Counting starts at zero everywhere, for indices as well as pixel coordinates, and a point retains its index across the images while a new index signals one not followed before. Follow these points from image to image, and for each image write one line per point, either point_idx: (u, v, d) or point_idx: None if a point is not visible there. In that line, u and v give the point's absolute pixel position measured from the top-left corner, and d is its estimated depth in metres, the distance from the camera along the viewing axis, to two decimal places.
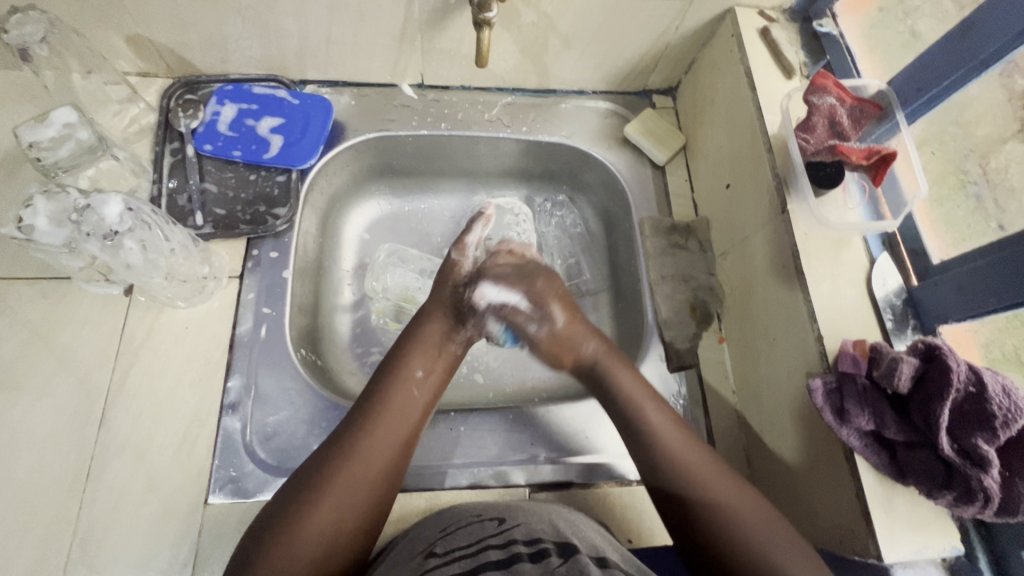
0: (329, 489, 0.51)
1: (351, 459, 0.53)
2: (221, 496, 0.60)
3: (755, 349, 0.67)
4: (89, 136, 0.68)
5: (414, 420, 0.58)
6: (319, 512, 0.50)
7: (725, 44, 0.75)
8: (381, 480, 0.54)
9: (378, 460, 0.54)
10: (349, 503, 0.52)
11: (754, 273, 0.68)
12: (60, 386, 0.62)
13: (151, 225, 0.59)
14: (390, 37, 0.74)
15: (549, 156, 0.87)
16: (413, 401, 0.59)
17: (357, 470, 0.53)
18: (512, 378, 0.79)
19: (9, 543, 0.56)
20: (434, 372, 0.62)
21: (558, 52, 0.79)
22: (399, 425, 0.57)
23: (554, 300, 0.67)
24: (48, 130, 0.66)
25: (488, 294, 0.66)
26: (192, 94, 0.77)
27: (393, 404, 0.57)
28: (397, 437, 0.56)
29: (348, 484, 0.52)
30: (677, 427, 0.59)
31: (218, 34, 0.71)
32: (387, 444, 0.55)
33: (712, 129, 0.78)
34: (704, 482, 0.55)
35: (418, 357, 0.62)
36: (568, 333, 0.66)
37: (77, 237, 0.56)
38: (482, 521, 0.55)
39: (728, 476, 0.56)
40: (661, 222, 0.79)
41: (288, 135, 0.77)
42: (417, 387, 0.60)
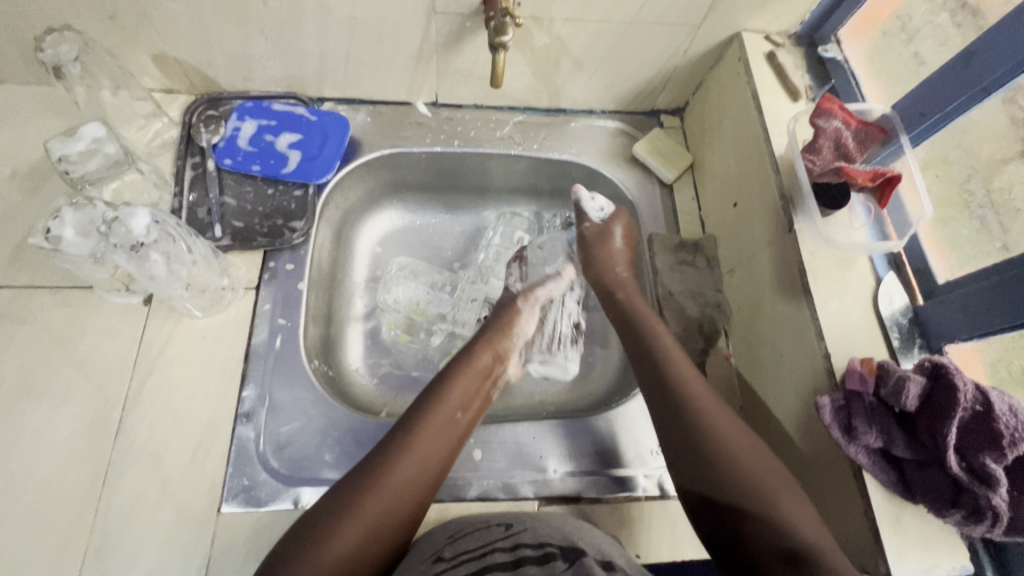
0: (358, 515, 0.52)
1: (386, 488, 0.54)
2: (234, 504, 0.60)
3: (763, 365, 0.68)
4: (116, 150, 0.71)
5: (448, 456, 0.59)
6: (349, 533, 0.51)
7: (733, 67, 0.77)
8: (412, 511, 0.55)
9: (412, 491, 0.55)
10: (375, 532, 0.52)
11: (762, 291, 0.69)
12: (78, 394, 0.63)
13: (175, 238, 0.60)
14: (407, 57, 0.77)
15: (559, 172, 0.89)
16: (452, 438, 0.61)
17: (392, 495, 0.54)
18: (521, 391, 0.81)
19: (24, 548, 0.56)
20: (470, 411, 0.64)
21: (570, 73, 0.81)
22: (434, 455, 0.58)
23: (619, 224, 0.79)
24: (77, 144, 0.70)
25: (581, 193, 0.80)
26: (213, 110, 0.80)
27: (431, 436, 0.59)
28: (432, 473, 0.57)
29: (379, 512, 0.53)
30: (709, 396, 0.62)
31: (242, 54, 0.74)
32: (421, 476, 0.56)
33: (722, 149, 0.79)
34: (749, 474, 0.54)
35: (456, 395, 0.63)
36: (616, 251, 0.78)
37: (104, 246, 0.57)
38: (490, 528, 0.56)
39: (764, 458, 0.56)
40: (669, 239, 0.81)
41: (306, 151, 0.78)
42: (456, 423, 0.62)
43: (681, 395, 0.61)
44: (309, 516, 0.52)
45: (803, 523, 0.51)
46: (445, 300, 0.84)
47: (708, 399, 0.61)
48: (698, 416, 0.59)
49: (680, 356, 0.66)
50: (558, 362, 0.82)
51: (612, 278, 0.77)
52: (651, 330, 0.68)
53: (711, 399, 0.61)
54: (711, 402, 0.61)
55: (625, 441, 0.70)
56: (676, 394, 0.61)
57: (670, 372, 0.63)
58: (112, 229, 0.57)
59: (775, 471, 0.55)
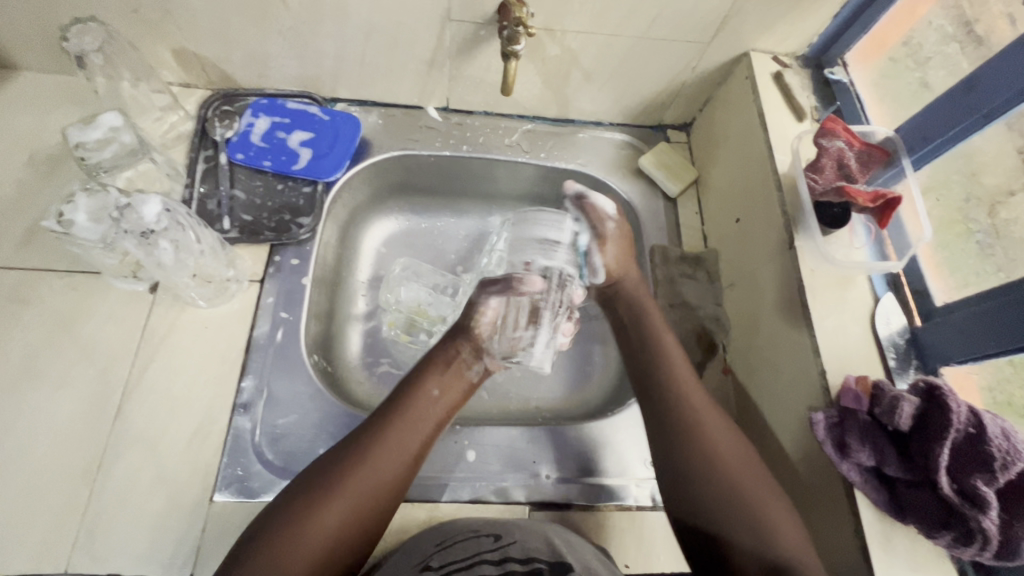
0: (336, 496, 0.52)
1: (364, 467, 0.54)
2: (226, 494, 0.61)
3: (759, 381, 0.68)
4: (132, 139, 0.73)
5: (425, 436, 0.59)
6: (328, 515, 0.51)
7: (740, 85, 0.78)
8: (389, 491, 0.55)
9: (389, 471, 0.55)
10: (355, 512, 0.52)
11: (761, 306, 0.70)
12: (79, 377, 0.64)
13: (184, 227, 0.62)
14: (420, 62, 0.78)
15: (565, 181, 0.90)
16: (425, 418, 0.60)
17: (368, 476, 0.54)
18: (517, 397, 0.81)
19: (15, 528, 0.57)
20: (450, 393, 0.63)
21: (579, 85, 0.83)
22: (411, 436, 0.58)
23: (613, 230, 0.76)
24: (95, 132, 0.72)
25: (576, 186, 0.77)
26: (229, 106, 0.81)
27: (405, 418, 0.59)
28: (408, 450, 0.57)
29: (356, 493, 0.52)
30: (696, 390, 0.63)
31: (260, 52, 0.75)
32: (398, 457, 0.56)
33: (728, 165, 0.80)
34: (729, 476, 0.55)
35: (433, 375, 0.63)
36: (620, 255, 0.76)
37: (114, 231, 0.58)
38: (479, 537, 0.56)
39: (751, 466, 0.56)
40: (671, 252, 0.82)
41: (316, 149, 0.79)
42: (432, 404, 0.61)
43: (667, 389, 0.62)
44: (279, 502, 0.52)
45: (783, 516, 0.53)
46: (446, 303, 0.84)
47: (688, 378, 0.64)
48: (680, 413, 0.60)
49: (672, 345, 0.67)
50: (553, 370, 0.83)
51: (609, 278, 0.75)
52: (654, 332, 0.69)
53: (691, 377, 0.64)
54: (701, 401, 0.61)
55: (619, 450, 0.70)
56: (676, 394, 0.62)
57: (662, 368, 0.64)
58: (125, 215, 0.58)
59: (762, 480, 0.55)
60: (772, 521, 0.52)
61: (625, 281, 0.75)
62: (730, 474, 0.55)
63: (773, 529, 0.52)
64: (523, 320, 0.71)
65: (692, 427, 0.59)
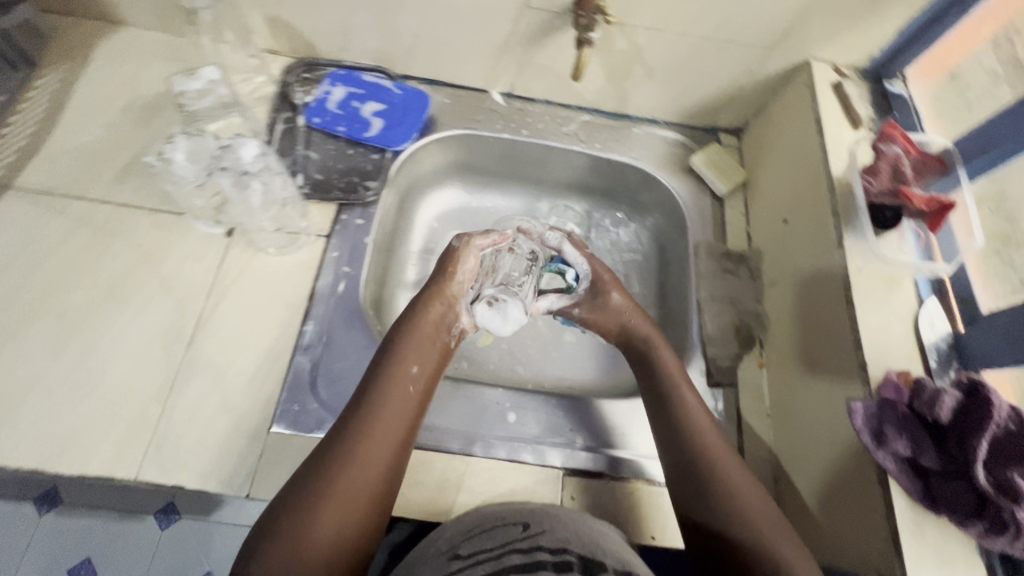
0: (327, 493, 0.50)
1: (352, 458, 0.53)
2: (282, 426, 0.65)
3: (796, 375, 0.71)
4: (227, 93, 0.81)
5: (410, 418, 0.58)
6: (327, 509, 0.50)
7: (799, 92, 0.80)
8: (379, 481, 0.53)
9: (377, 459, 0.54)
10: (352, 506, 0.51)
11: (804, 304, 0.72)
12: (158, 306, 0.69)
13: (273, 173, 0.75)
14: (492, 46, 0.83)
15: (616, 173, 0.94)
16: (409, 401, 0.59)
17: (359, 466, 0.52)
18: (551, 374, 0.87)
19: (94, 435, 0.62)
20: (427, 365, 0.63)
21: (640, 81, 0.86)
22: (394, 418, 0.57)
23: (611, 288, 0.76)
24: (196, 83, 0.81)
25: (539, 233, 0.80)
26: (308, 73, 0.86)
27: (388, 403, 0.57)
28: (397, 435, 0.56)
29: (349, 487, 0.51)
30: (701, 414, 0.64)
31: (345, 24, 0.81)
32: (387, 443, 0.55)
33: (779, 168, 0.82)
34: (731, 497, 0.56)
35: (413, 354, 0.62)
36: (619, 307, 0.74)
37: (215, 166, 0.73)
38: (507, 527, 0.55)
39: (755, 489, 0.58)
40: (716, 248, 0.84)
41: (387, 120, 0.84)
42: (411, 382, 0.60)
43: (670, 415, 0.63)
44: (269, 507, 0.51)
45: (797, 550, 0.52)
46: None
47: (693, 399, 0.65)
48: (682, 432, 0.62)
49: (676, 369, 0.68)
50: (586, 352, 0.89)
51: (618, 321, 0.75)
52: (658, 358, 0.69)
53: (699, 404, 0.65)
54: (705, 425, 0.62)
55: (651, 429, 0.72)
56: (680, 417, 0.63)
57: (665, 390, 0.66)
58: (226, 154, 0.73)
59: (763, 502, 0.56)
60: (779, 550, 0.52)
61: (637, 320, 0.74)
62: (736, 500, 0.56)
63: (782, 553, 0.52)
64: (522, 270, 0.77)
65: (701, 453, 0.60)
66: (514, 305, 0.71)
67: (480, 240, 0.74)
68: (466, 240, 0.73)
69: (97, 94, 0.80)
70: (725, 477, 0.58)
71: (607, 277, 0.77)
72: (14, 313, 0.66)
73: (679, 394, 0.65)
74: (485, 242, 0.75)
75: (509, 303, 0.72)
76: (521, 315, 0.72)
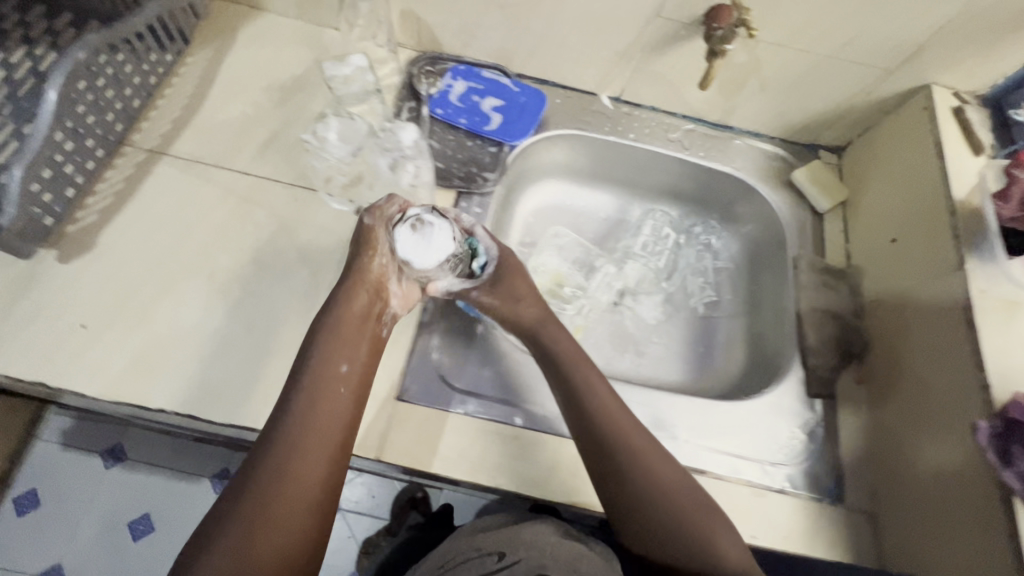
0: (264, 517, 0.53)
1: (287, 475, 0.55)
2: (412, 396, 0.71)
3: (901, 390, 0.73)
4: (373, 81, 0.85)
5: (345, 417, 0.61)
6: (271, 532, 0.53)
7: (914, 114, 0.81)
8: (320, 486, 0.57)
9: (314, 469, 0.57)
10: (283, 527, 0.53)
11: (914, 323, 0.73)
12: (294, 274, 0.74)
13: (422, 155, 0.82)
14: (613, 52, 0.86)
15: (714, 182, 0.96)
16: (341, 394, 0.62)
17: (297, 484, 0.55)
18: (637, 371, 0.92)
19: (239, 388, 0.66)
20: (357, 361, 0.65)
21: (752, 94, 0.88)
22: (332, 424, 0.60)
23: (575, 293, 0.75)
24: (347, 68, 0.82)
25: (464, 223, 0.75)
26: (431, 67, 0.90)
27: (323, 415, 0.59)
28: (342, 417, 0.61)
29: (283, 505, 0.54)
30: (617, 407, 0.66)
31: (475, 22, 0.85)
32: (320, 449, 0.58)
33: (886, 188, 0.84)
34: (641, 485, 0.62)
35: (343, 352, 0.64)
36: (524, 287, 0.76)
37: (381, 150, 0.82)
38: (485, 555, 0.61)
39: (669, 476, 0.63)
40: (817, 261, 0.86)
41: (506, 116, 0.87)
42: (344, 381, 0.63)
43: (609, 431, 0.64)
44: (218, 522, 0.53)
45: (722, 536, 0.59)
46: (583, 279, 0.97)
47: (603, 388, 0.68)
48: (618, 448, 0.63)
49: (592, 373, 0.69)
50: (672, 353, 0.93)
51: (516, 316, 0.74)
52: (572, 363, 0.69)
53: (607, 389, 0.68)
54: (624, 418, 0.65)
55: (748, 433, 0.75)
56: (603, 422, 0.64)
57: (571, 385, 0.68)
58: (390, 139, 0.83)
59: (681, 490, 0.62)
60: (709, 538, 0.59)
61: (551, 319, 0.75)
62: (657, 494, 0.61)
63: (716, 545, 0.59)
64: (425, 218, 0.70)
65: (621, 459, 0.62)
66: (440, 229, 0.64)
67: (393, 207, 0.70)
68: (381, 217, 0.70)
69: (240, 74, 0.86)
70: (641, 482, 0.62)
71: (507, 282, 0.75)
72: (169, 270, 0.71)
73: (584, 374, 0.69)
74: (397, 207, 0.71)
75: (433, 228, 0.64)
76: (446, 241, 0.65)
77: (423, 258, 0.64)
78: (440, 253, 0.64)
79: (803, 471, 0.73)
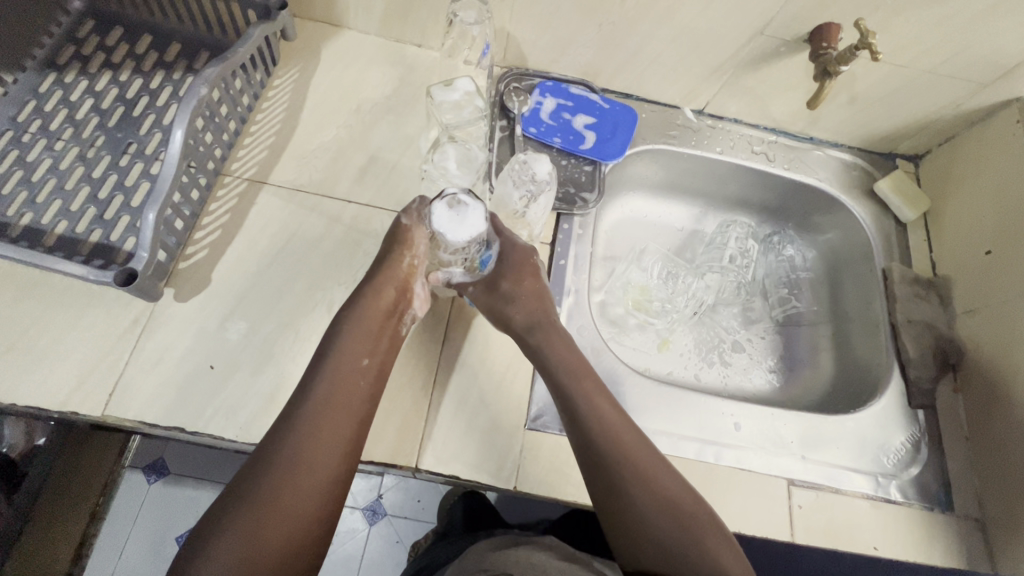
0: (271, 515, 0.52)
1: (298, 472, 0.54)
2: (537, 424, 0.69)
3: (1006, 401, 0.75)
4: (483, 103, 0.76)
5: (358, 418, 0.60)
6: (275, 533, 0.52)
7: (1004, 127, 0.83)
8: (329, 487, 0.56)
9: (323, 469, 0.56)
10: (295, 529, 0.53)
11: (1016, 335, 0.75)
12: None
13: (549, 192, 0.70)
14: (705, 67, 0.86)
15: (795, 193, 0.97)
16: (360, 388, 0.61)
17: (299, 480, 0.54)
18: (727, 386, 0.92)
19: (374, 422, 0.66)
20: (379, 354, 0.63)
21: (839, 106, 0.89)
22: (343, 424, 0.58)
23: (524, 270, 0.72)
24: (454, 94, 0.74)
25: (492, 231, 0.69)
26: (519, 84, 0.89)
27: (330, 414, 0.58)
28: (354, 415, 0.59)
29: (291, 505, 0.53)
30: (619, 418, 0.64)
31: (569, 40, 0.84)
32: (332, 449, 0.57)
33: (974, 199, 0.85)
34: (639, 490, 0.60)
35: (362, 345, 0.62)
36: (531, 290, 0.71)
37: (514, 182, 0.69)
38: None
39: (676, 486, 0.61)
40: (908, 273, 0.87)
41: (599, 133, 0.87)
42: (363, 373, 0.62)
43: (595, 429, 0.63)
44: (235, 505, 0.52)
45: (725, 548, 0.58)
46: (666, 291, 0.96)
47: (602, 401, 0.65)
48: (607, 444, 0.62)
49: (592, 388, 0.66)
50: (760, 365, 0.94)
51: (538, 308, 0.71)
52: (575, 372, 0.67)
53: (609, 405, 0.65)
54: (624, 428, 0.64)
55: (858, 445, 0.76)
56: (593, 424, 0.63)
57: (577, 394, 0.65)
58: (523, 170, 0.68)
59: (674, 495, 0.60)
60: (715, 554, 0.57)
61: (544, 318, 0.71)
62: (632, 497, 0.60)
63: (715, 556, 0.57)
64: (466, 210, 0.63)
65: (617, 458, 0.61)
66: (477, 210, 0.57)
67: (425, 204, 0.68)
68: (415, 216, 0.67)
69: (329, 96, 0.84)
70: (625, 481, 0.60)
71: (507, 283, 0.70)
72: (287, 305, 0.70)
73: (583, 390, 0.65)
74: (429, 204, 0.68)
75: (470, 208, 0.57)
76: (482, 223, 0.57)
77: (452, 238, 0.57)
78: (473, 234, 0.57)
79: (913, 481, 0.75)
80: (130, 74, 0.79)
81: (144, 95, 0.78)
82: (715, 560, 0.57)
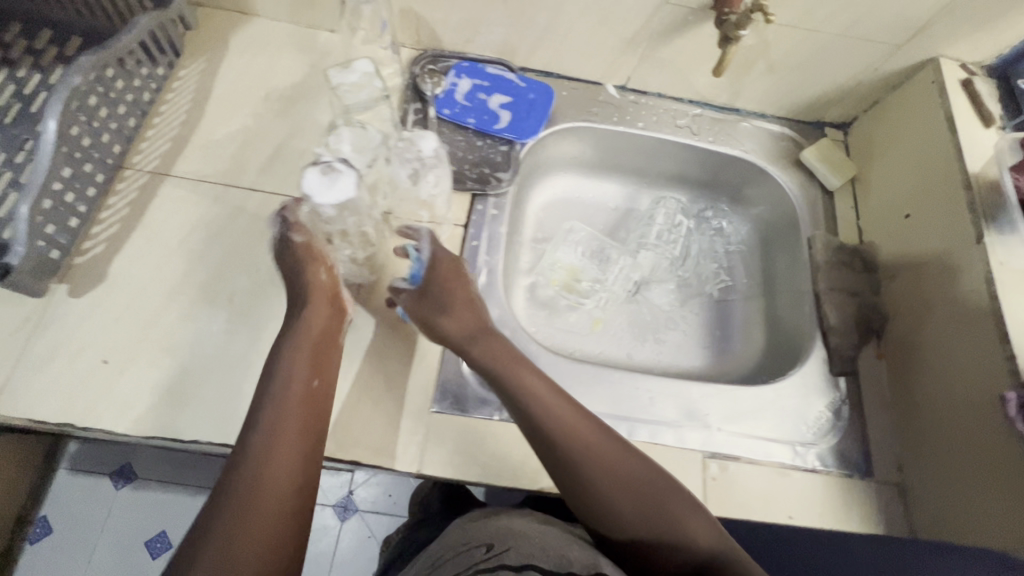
0: (233, 538, 0.46)
1: (249, 492, 0.49)
2: (443, 406, 0.69)
3: (923, 365, 0.74)
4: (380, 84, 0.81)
5: (314, 432, 0.55)
6: (246, 553, 0.46)
7: (923, 89, 0.82)
8: (294, 497, 0.51)
9: (283, 481, 0.51)
10: (267, 548, 0.47)
11: (932, 299, 0.74)
12: None
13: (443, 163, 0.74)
14: (619, 41, 0.85)
15: (723, 166, 0.96)
16: (312, 407, 0.56)
17: (257, 501, 0.49)
18: (659, 363, 0.90)
19: None
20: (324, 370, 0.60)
21: (758, 76, 0.88)
22: (297, 439, 0.54)
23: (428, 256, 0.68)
24: (351, 75, 0.79)
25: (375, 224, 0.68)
26: (434, 65, 0.88)
27: (281, 432, 0.53)
28: (309, 428, 0.55)
29: (254, 522, 0.48)
30: (566, 402, 0.61)
31: (478, 18, 0.83)
32: (290, 464, 0.52)
33: (895, 164, 0.84)
34: (606, 476, 0.57)
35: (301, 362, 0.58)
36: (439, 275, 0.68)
37: (401, 160, 0.73)
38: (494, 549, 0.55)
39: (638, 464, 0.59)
40: (832, 241, 0.86)
41: (515, 113, 0.86)
42: (312, 391, 0.57)
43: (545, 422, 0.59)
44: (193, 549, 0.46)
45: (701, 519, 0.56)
46: (597, 270, 0.95)
47: (543, 386, 0.62)
48: (561, 435, 0.58)
49: (526, 374, 0.63)
50: (694, 342, 0.92)
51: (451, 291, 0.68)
52: (506, 363, 0.63)
53: (551, 390, 0.62)
54: (575, 415, 0.60)
55: (778, 416, 0.76)
56: (544, 417, 0.59)
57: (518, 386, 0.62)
58: (410, 148, 0.72)
59: (639, 474, 0.58)
60: (687, 524, 0.56)
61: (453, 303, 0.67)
62: (597, 484, 0.57)
63: (685, 527, 0.55)
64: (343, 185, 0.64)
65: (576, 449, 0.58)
66: (349, 176, 0.58)
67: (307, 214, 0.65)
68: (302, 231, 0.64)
69: (237, 84, 0.83)
70: (600, 473, 0.57)
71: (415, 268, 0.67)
72: (185, 297, 0.69)
73: (523, 379, 0.62)
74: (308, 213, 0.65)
75: (343, 174, 0.58)
76: (353, 189, 0.58)
77: (321, 204, 0.58)
78: (342, 199, 0.57)
79: (831, 450, 0.74)
80: (27, 71, 0.78)
81: (41, 91, 0.77)
82: (688, 530, 0.55)
